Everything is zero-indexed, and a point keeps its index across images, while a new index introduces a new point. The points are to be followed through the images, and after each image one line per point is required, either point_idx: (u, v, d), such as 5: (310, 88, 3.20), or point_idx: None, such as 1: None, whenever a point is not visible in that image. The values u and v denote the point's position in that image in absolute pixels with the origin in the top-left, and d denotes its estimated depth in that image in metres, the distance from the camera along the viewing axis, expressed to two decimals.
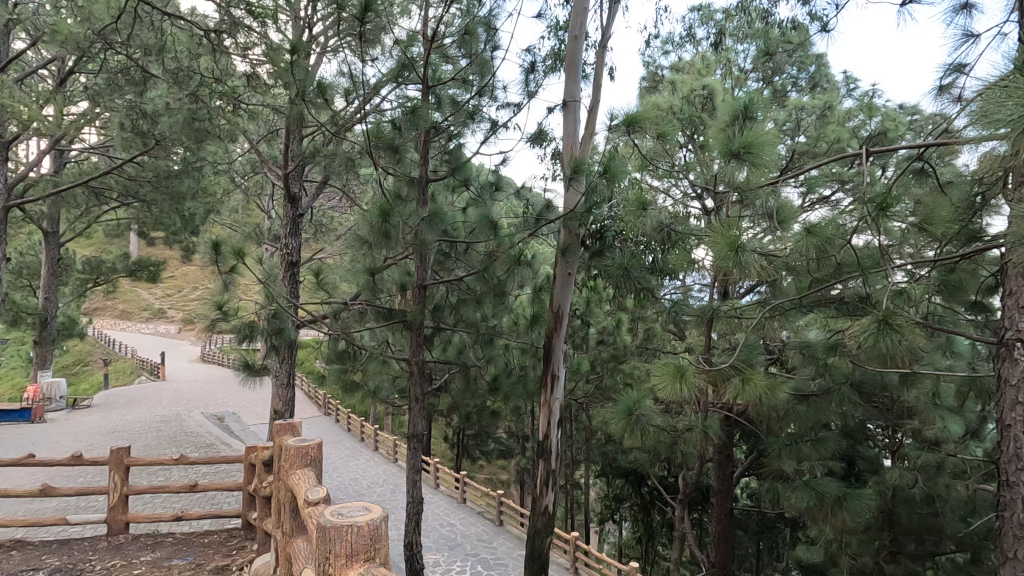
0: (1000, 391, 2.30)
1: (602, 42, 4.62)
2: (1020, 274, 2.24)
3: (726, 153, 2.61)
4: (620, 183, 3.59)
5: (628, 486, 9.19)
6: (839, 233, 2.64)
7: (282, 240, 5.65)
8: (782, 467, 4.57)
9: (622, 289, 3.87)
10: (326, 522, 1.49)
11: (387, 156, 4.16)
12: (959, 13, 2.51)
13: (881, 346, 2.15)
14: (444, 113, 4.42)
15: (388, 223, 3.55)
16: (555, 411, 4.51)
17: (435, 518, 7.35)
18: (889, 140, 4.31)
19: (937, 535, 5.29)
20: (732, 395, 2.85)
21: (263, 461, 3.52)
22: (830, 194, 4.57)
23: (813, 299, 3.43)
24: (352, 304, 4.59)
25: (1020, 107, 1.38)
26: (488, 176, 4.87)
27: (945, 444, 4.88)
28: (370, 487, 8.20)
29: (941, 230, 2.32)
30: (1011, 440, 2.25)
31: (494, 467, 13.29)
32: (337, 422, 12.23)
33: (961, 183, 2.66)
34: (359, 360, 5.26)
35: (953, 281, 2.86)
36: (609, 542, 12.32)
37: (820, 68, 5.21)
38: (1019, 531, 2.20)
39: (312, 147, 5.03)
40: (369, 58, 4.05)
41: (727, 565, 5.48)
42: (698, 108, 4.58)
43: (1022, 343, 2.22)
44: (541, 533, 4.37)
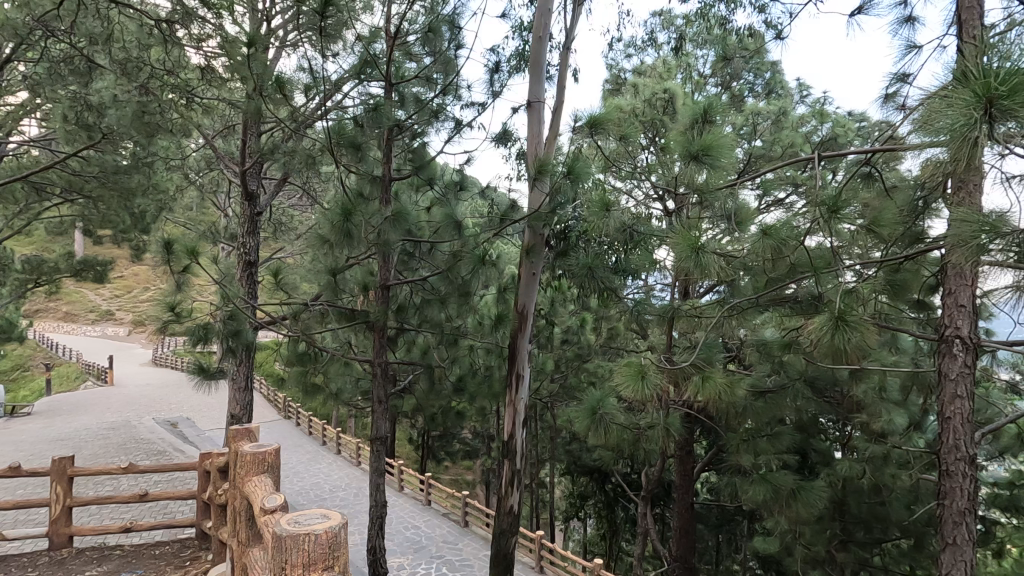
0: (941, 385, 2.42)
1: (566, 44, 4.65)
2: (959, 275, 2.36)
3: (685, 155, 2.68)
4: (584, 184, 3.64)
5: (592, 484, 9.28)
6: (793, 234, 2.73)
7: (240, 239, 5.46)
8: (740, 461, 4.69)
9: (585, 289, 3.93)
10: (282, 531, 1.45)
11: (348, 154, 4.08)
12: (903, 26, 2.64)
13: (834, 343, 2.25)
14: (408, 111, 4.38)
15: (350, 223, 3.48)
16: (519, 411, 4.51)
17: (399, 521, 7.24)
18: (839, 145, 4.50)
19: (884, 523, 5.54)
20: (693, 393, 2.92)
21: (218, 469, 3.39)
22: (784, 197, 4.72)
23: (768, 298, 3.55)
24: (313, 304, 4.47)
25: (960, 115, 1.44)
26: (452, 175, 4.84)
27: (891, 436, 5.10)
28: (332, 491, 8.02)
29: (889, 232, 2.42)
30: (950, 432, 2.37)
31: (460, 468, 13.23)
32: (297, 425, 11.94)
33: (905, 188, 2.80)
34: (320, 362, 5.14)
35: (898, 281, 2.98)
36: (573, 539, 12.42)
37: (775, 75, 5.38)
38: (958, 519, 2.31)
39: (271, 143, 4.88)
40: (331, 54, 3.97)
41: (688, 558, 5.59)
42: (660, 111, 4.65)
43: (960, 341, 2.34)
44: (505, 533, 4.36)
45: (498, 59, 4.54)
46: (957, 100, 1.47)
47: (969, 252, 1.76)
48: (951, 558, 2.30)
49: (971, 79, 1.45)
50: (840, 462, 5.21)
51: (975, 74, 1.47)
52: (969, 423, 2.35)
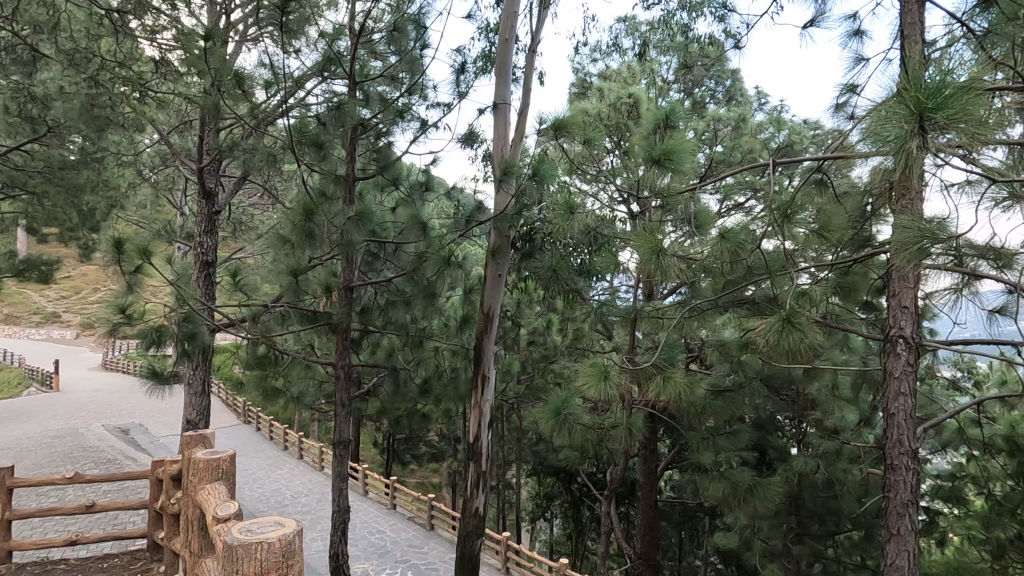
0: (886, 383, 2.53)
1: (532, 47, 4.68)
2: (902, 277, 2.48)
3: (648, 160, 2.73)
4: (550, 186, 3.66)
5: (559, 484, 9.35)
6: (750, 239, 2.83)
7: (196, 238, 5.27)
8: (702, 459, 4.80)
9: (551, 291, 3.97)
10: (233, 541, 1.41)
11: (312, 152, 4.01)
12: (852, 39, 2.76)
13: (785, 343, 2.34)
14: (373, 110, 4.33)
15: (312, 222, 3.41)
16: (485, 413, 4.50)
17: (363, 526, 7.13)
18: (795, 152, 4.67)
19: (837, 516, 5.76)
20: (655, 393, 2.97)
21: (170, 477, 3.26)
22: (744, 201, 4.86)
23: (728, 299, 3.66)
24: (273, 306, 4.36)
25: (899, 128, 1.52)
26: (418, 175, 4.79)
27: (844, 433, 5.31)
28: (294, 497, 7.84)
29: (837, 236, 2.53)
30: (894, 427, 2.48)
31: (427, 470, 13.12)
32: (257, 430, 11.62)
33: (854, 195, 2.92)
34: (281, 365, 5.00)
35: (848, 283, 3.09)
36: (540, 539, 12.48)
37: (735, 82, 5.52)
38: (902, 510, 2.42)
39: (230, 140, 4.74)
40: (293, 50, 3.90)
41: (652, 556, 5.68)
42: (625, 116, 4.72)
43: (903, 340, 2.46)
44: (471, 536, 4.34)
45: (464, 60, 4.53)
46: (895, 113, 1.55)
47: (909, 257, 1.85)
48: (895, 547, 2.41)
49: (908, 93, 1.53)
50: (796, 458, 5.40)
51: (911, 87, 1.56)
52: (912, 418, 2.46)
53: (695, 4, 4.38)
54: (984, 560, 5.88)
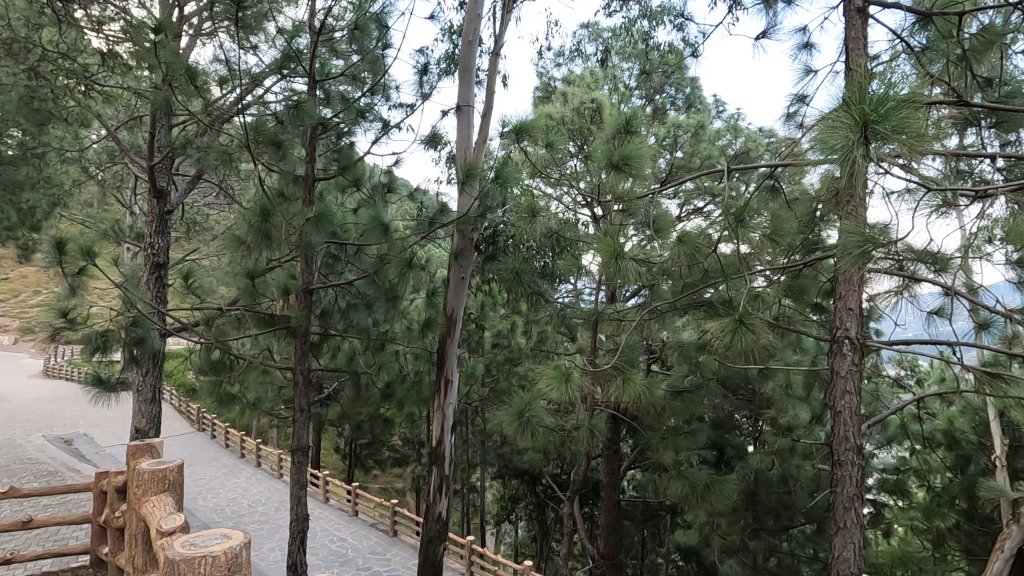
0: (833, 382, 2.62)
1: (495, 51, 4.69)
2: (848, 281, 2.58)
3: (608, 164, 2.77)
4: (512, 189, 3.67)
5: (523, 487, 9.37)
6: (706, 243, 2.90)
7: (146, 238, 5.06)
8: (662, 458, 4.88)
9: (514, 293, 3.98)
10: (174, 556, 1.37)
11: (269, 152, 3.90)
12: (802, 51, 2.87)
13: (739, 344, 2.41)
14: (334, 109, 4.26)
15: (269, 223, 3.32)
16: (447, 417, 4.46)
17: (323, 534, 6.97)
18: (750, 159, 4.82)
19: (791, 511, 5.96)
20: (615, 395, 3.01)
21: (115, 489, 3.11)
22: (703, 206, 4.99)
23: (686, 302, 3.75)
24: (228, 309, 4.21)
25: (846, 137, 1.59)
26: (381, 177, 4.73)
27: (797, 430, 5.50)
28: (250, 507, 7.60)
29: (787, 241, 2.63)
30: (840, 424, 2.57)
31: (390, 475, 12.96)
32: (212, 438, 11.22)
33: (804, 201, 3.03)
34: (236, 370, 4.83)
35: (798, 285, 3.20)
36: (504, 542, 12.49)
37: (694, 90, 5.65)
38: (848, 504, 2.51)
39: (182, 137, 4.57)
40: (249, 46, 3.80)
41: (615, 555, 5.75)
42: (588, 120, 4.77)
43: (849, 341, 2.56)
44: (434, 541, 4.29)
45: (426, 61, 4.50)
46: (842, 123, 1.61)
47: (854, 261, 1.93)
48: (842, 540, 2.50)
49: (852, 103, 1.60)
50: (752, 456, 5.56)
51: (855, 98, 1.62)
52: (857, 416, 2.56)
53: (655, 12, 4.47)
54: (926, 549, 6.19)
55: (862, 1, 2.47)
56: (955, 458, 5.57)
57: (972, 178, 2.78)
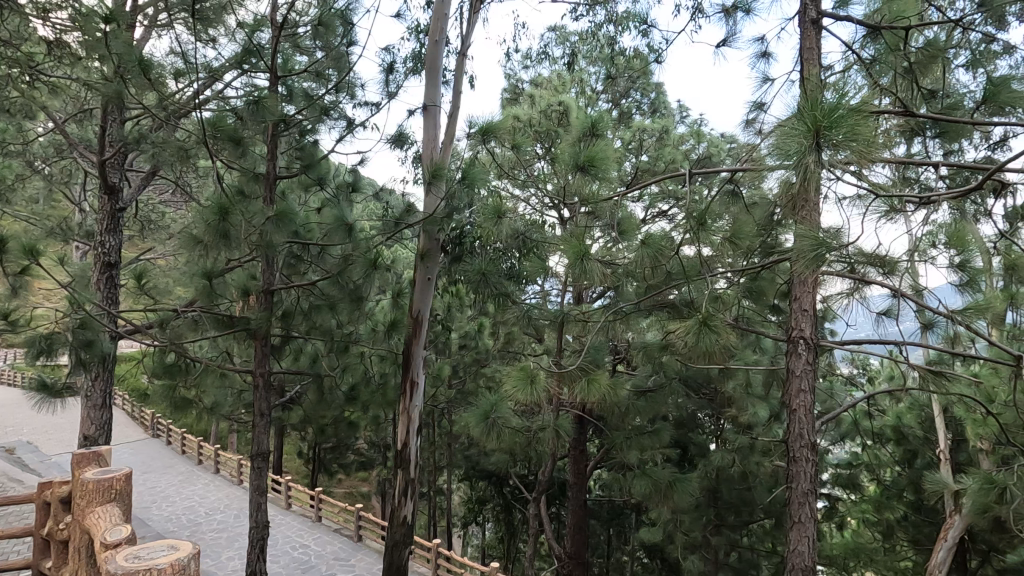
0: (788, 381, 2.71)
1: (462, 51, 4.66)
2: (803, 283, 2.67)
3: (573, 166, 2.79)
4: (479, 190, 3.66)
5: (490, 488, 9.35)
6: (670, 245, 2.95)
7: (97, 236, 4.83)
8: (627, 457, 4.93)
9: (481, 294, 3.97)
10: (117, 571, 1.32)
11: (228, 148, 3.78)
12: (761, 60, 2.96)
13: (702, 344, 2.46)
14: (297, 106, 4.16)
15: (227, 222, 3.21)
16: (413, 419, 4.40)
17: (285, 541, 6.79)
18: (713, 163, 4.92)
19: (751, 506, 6.12)
20: (580, 396, 3.02)
21: (59, 500, 2.96)
22: (667, 208, 5.07)
23: (650, 303, 3.80)
24: (184, 311, 4.06)
25: (801, 144, 1.64)
26: (345, 176, 4.63)
27: (756, 428, 5.66)
28: (208, 515, 7.34)
29: (746, 244, 2.70)
30: (795, 422, 2.65)
31: (356, 479, 12.75)
32: (168, 444, 10.81)
33: (763, 205, 3.11)
34: (192, 374, 4.65)
35: (757, 287, 3.28)
36: (471, 544, 12.46)
37: (659, 95, 5.74)
38: (803, 499, 2.59)
39: (135, 132, 4.39)
40: (208, 39, 3.68)
41: (581, 554, 5.79)
42: (555, 122, 4.79)
43: (803, 341, 2.65)
44: (399, 545, 4.22)
45: (392, 60, 4.44)
46: (795, 131, 1.67)
47: (807, 263, 2.01)
48: (797, 534, 2.58)
49: (806, 110, 1.66)
50: (714, 453, 5.69)
51: (809, 104, 1.68)
52: (811, 414, 2.65)
53: (621, 18, 4.53)
54: (876, 540, 6.46)
55: (816, 13, 2.56)
56: (903, 452, 5.82)
57: (917, 185, 2.90)
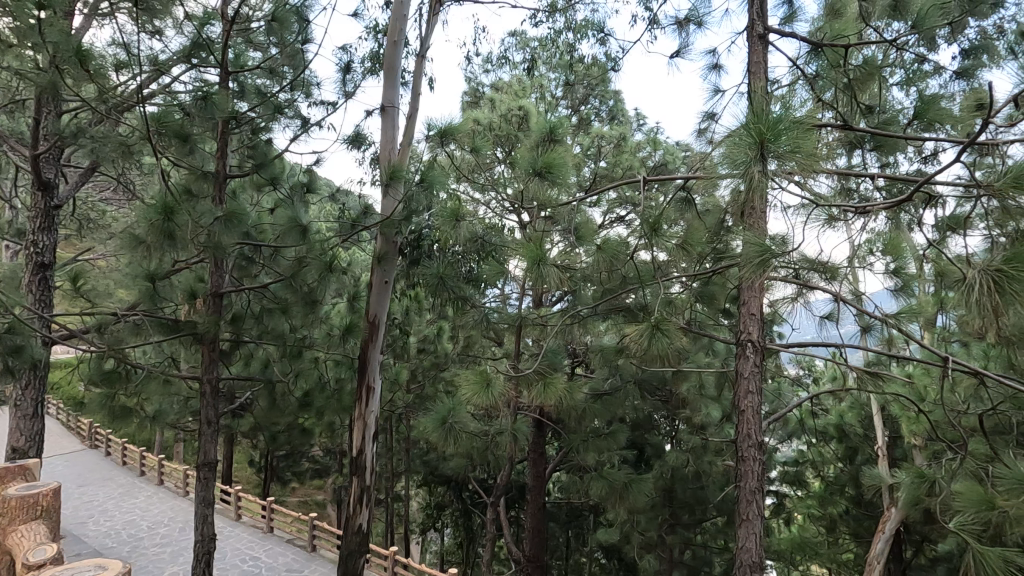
0: (737, 383, 2.79)
1: (421, 52, 4.63)
2: (750, 289, 2.76)
3: (531, 171, 2.80)
4: (437, 192, 3.62)
5: (449, 493, 9.26)
6: (625, 250, 3.02)
7: (29, 235, 4.53)
8: (584, 459, 4.98)
9: (438, 298, 3.93)
10: None
11: (175, 145, 3.63)
12: (712, 72, 3.06)
13: (655, 348, 2.51)
14: (249, 103, 4.03)
15: (172, 222, 3.07)
16: (369, 425, 4.30)
17: (234, 553, 6.53)
18: (668, 170, 5.03)
19: (704, 505, 6.28)
20: (537, 399, 3.03)
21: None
22: (624, 214, 5.16)
23: (607, 307, 3.86)
24: (125, 315, 3.85)
25: (747, 155, 1.70)
26: (300, 176, 4.52)
27: (709, 429, 5.81)
28: (150, 529, 6.98)
29: (697, 250, 2.78)
30: (744, 422, 2.74)
31: (310, 488, 12.40)
32: (107, 455, 10.24)
33: (714, 212, 3.20)
34: (134, 381, 4.42)
35: (708, 292, 3.38)
36: (430, 550, 12.32)
37: (618, 103, 5.83)
38: (750, 497, 2.67)
39: (72, 125, 4.15)
40: (154, 31, 3.53)
41: (539, 556, 5.81)
42: (515, 127, 4.80)
43: (751, 344, 2.74)
44: (354, 554, 4.12)
45: (349, 59, 4.36)
46: (742, 141, 1.73)
47: (754, 269, 2.07)
48: (745, 531, 2.65)
49: (752, 120, 1.73)
50: (669, 454, 5.81)
51: (756, 115, 1.74)
52: (757, 414, 2.74)
53: (580, 25, 4.60)
54: (821, 534, 6.75)
55: (762, 29, 2.66)
56: (844, 449, 6.10)
57: (856, 196, 3.03)
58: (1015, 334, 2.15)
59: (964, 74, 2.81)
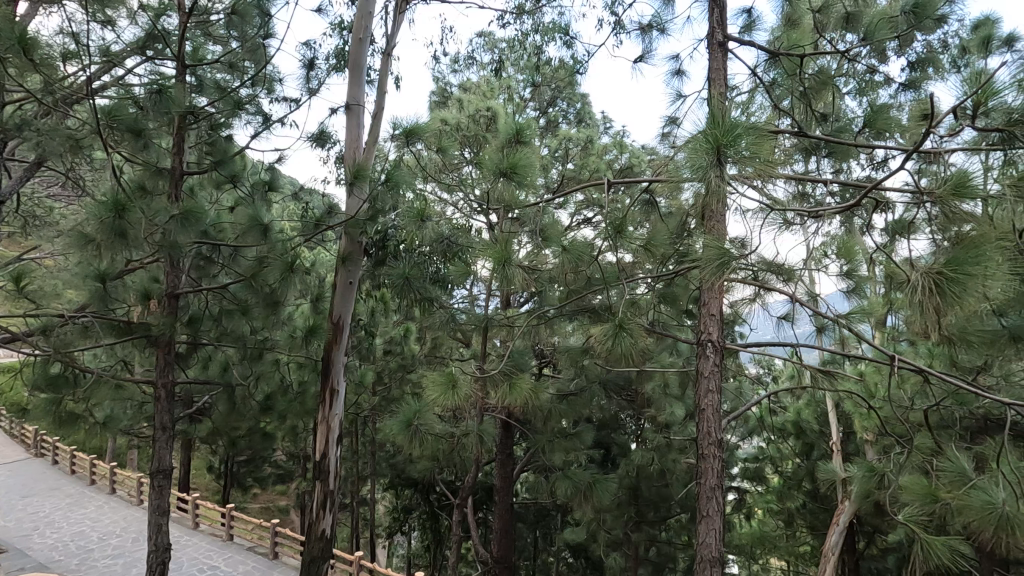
0: (698, 382, 2.85)
1: (387, 51, 4.57)
2: (711, 290, 2.82)
3: (496, 172, 2.80)
4: (403, 192, 3.59)
5: (417, 496, 9.17)
6: (591, 252, 3.05)
7: None
8: (552, 460, 5.01)
9: (404, 299, 3.89)
10: None
11: (128, 140, 3.48)
12: (675, 77, 3.12)
13: (619, 348, 2.54)
14: (208, 98, 3.91)
15: (124, 220, 2.94)
16: (332, 428, 4.22)
17: (191, 563, 6.31)
18: (634, 173, 5.11)
19: (668, 502, 6.39)
20: (502, 400, 3.02)
21: None
22: (591, 216, 5.21)
23: (574, 307, 3.89)
24: (73, 317, 3.68)
25: (705, 158, 1.74)
26: (261, 174, 4.40)
27: (673, 427, 5.92)
28: (101, 540, 6.69)
29: (659, 252, 2.82)
30: (704, 421, 2.79)
31: (273, 494, 12.10)
32: (55, 464, 9.76)
33: (678, 216, 3.25)
34: (83, 386, 4.22)
35: (671, 293, 3.45)
36: (398, 554, 12.18)
37: (585, 106, 5.89)
38: (711, 494, 2.72)
39: (15, 117, 3.94)
40: (105, 21, 3.39)
41: (507, 558, 5.79)
42: (483, 128, 4.79)
43: (711, 344, 2.80)
44: (317, 561, 4.03)
45: (313, 55, 4.28)
46: (700, 146, 1.77)
47: (714, 271, 2.12)
48: (705, 527, 2.70)
49: (710, 125, 1.76)
50: (635, 453, 5.89)
51: (716, 119, 1.78)
52: (717, 413, 2.80)
53: (547, 28, 4.62)
54: (780, 529, 6.96)
55: (722, 37, 2.73)
56: (802, 445, 6.31)
57: (812, 201, 3.13)
58: (954, 334, 2.25)
59: (912, 85, 2.93)
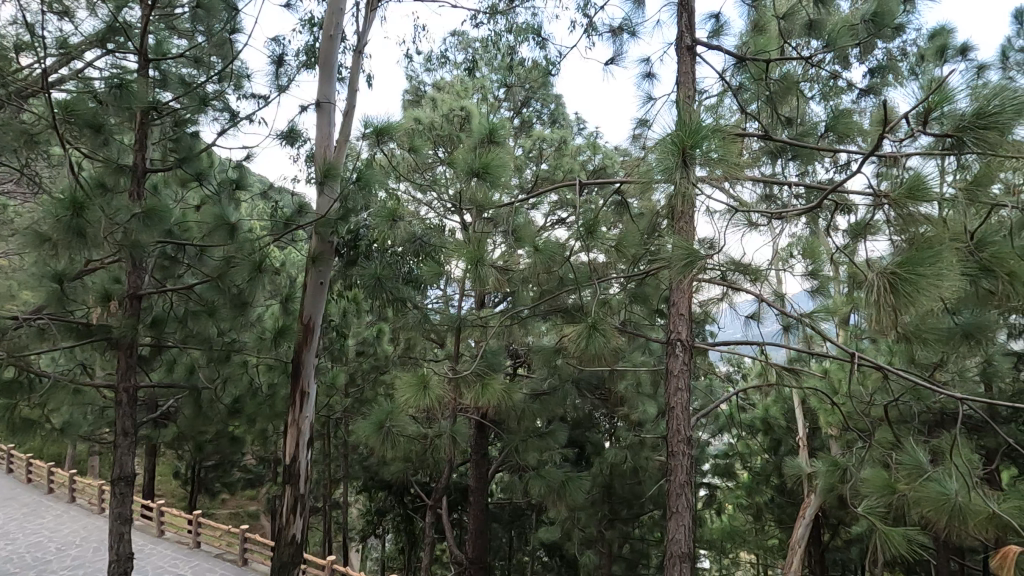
0: (668, 381, 2.88)
1: (359, 48, 4.52)
2: (681, 290, 2.86)
3: (468, 172, 2.80)
4: (374, 191, 3.54)
5: (390, 498, 9.07)
6: (564, 252, 3.06)
7: None
8: (526, 460, 5.02)
9: (376, 300, 3.84)
10: None
11: (87, 136, 3.36)
12: (645, 80, 3.16)
13: (591, 348, 2.56)
14: (172, 93, 3.80)
15: (82, 217, 2.84)
16: (302, 431, 4.14)
17: (155, 571, 6.12)
18: (607, 174, 5.16)
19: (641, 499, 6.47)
20: (475, 401, 3.01)
21: None
22: (564, 216, 5.24)
23: (547, 308, 3.90)
24: (28, 319, 3.53)
25: (672, 159, 1.76)
26: (228, 172, 4.29)
27: (646, 426, 6.00)
28: (60, 551, 6.44)
29: (631, 252, 2.85)
30: (674, 419, 2.83)
31: (242, 499, 11.83)
32: (9, 473, 9.35)
33: (649, 216, 3.29)
34: (38, 391, 4.06)
35: (642, 293, 3.48)
36: (371, 558, 12.05)
37: (558, 107, 5.92)
38: (680, 490, 2.76)
39: None
40: (62, 11, 3.28)
41: (482, 559, 5.79)
42: (457, 127, 4.77)
43: (681, 343, 2.84)
44: (287, 566, 3.95)
45: (282, 52, 4.20)
46: (668, 147, 1.80)
47: (682, 271, 2.15)
48: (675, 523, 2.75)
49: (678, 127, 1.79)
50: (608, 451, 5.95)
51: (684, 121, 1.81)
52: (686, 410, 2.84)
53: (520, 28, 4.63)
54: (749, 523, 7.11)
55: (690, 41, 2.77)
56: (770, 441, 6.46)
57: (778, 202, 3.20)
58: (912, 332, 2.33)
59: (872, 91, 3.03)
